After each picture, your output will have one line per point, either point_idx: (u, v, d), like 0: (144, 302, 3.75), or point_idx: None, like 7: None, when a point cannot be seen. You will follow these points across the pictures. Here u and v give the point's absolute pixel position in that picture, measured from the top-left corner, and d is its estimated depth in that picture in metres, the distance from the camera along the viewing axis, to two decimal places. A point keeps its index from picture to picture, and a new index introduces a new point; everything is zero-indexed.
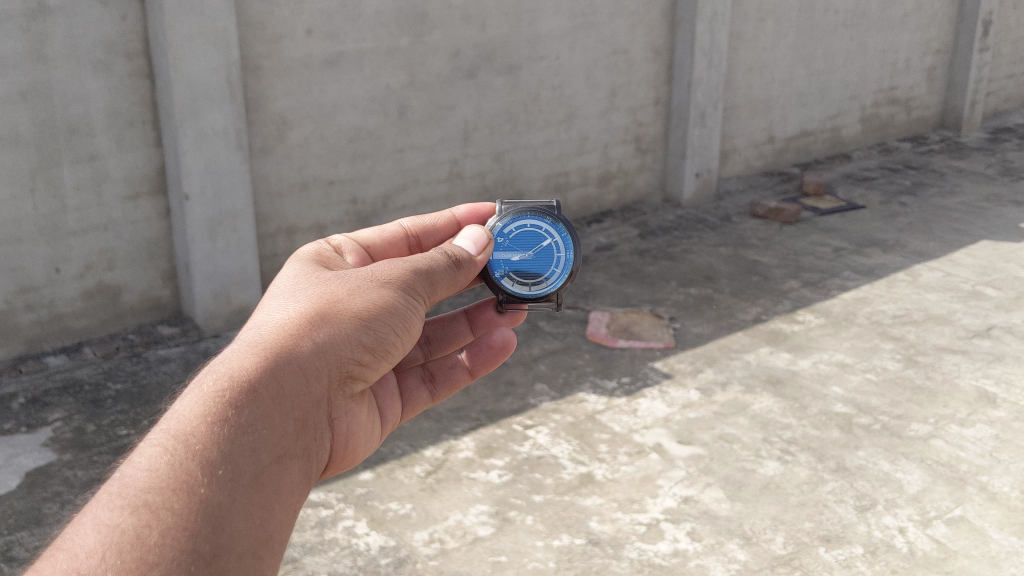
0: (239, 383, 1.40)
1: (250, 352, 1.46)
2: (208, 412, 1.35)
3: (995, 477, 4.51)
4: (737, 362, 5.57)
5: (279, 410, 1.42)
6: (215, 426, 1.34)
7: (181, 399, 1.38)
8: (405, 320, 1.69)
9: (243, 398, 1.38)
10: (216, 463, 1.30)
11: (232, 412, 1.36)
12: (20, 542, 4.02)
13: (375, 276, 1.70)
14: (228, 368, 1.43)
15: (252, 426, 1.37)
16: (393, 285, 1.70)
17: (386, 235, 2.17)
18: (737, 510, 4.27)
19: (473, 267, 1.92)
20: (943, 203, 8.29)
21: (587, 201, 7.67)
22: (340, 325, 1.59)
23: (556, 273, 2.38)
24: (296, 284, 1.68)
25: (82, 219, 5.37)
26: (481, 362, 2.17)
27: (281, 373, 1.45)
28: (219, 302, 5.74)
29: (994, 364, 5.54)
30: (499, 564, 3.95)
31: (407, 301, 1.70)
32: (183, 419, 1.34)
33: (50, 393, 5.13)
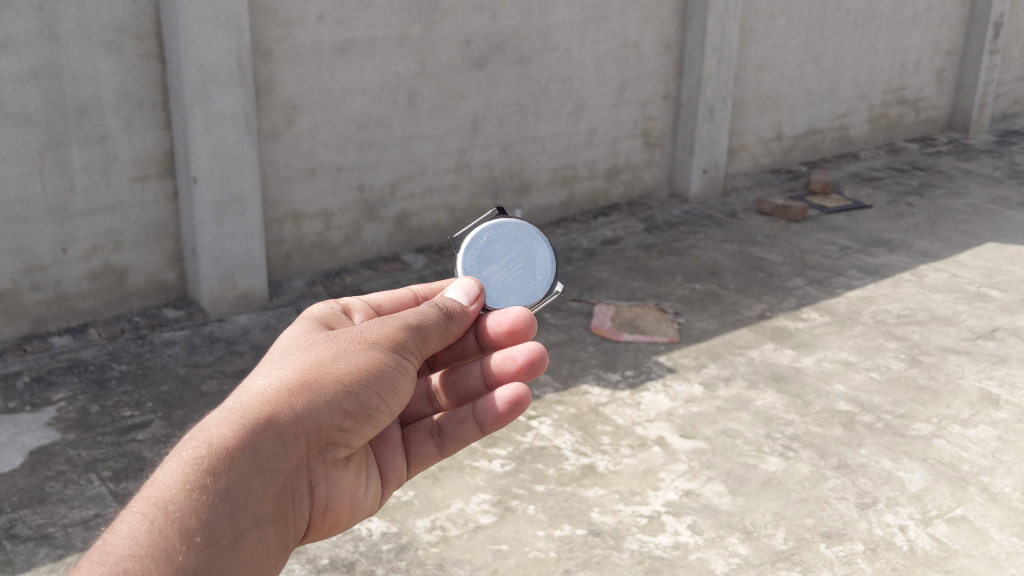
0: (216, 449, 1.40)
1: (231, 421, 1.46)
2: (187, 478, 1.35)
3: (998, 478, 4.51)
4: (741, 358, 5.57)
5: (256, 476, 1.42)
6: (194, 493, 1.34)
7: (161, 466, 1.38)
8: (392, 381, 1.66)
9: (222, 464, 1.38)
10: (194, 530, 1.31)
11: (211, 479, 1.36)
12: (23, 520, 4.03)
13: (362, 338, 1.68)
14: (208, 434, 1.43)
15: (229, 492, 1.37)
16: (381, 347, 1.68)
17: (396, 297, 2.06)
18: (738, 505, 4.27)
19: (462, 316, 1.87)
20: (950, 205, 8.29)
21: (594, 194, 7.67)
22: (321, 391, 1.57)
23: (512, 236, 2.27)
24: (287, 349, 1.66)
25: (90, 200, 5.37)
26: (492, 419, 1.94)
27: (260, 439, 1.45)
28: (224, 287, 5.75)
29: (998, 366, 5.54)
30: (500, 552, 3.96)
31: (396, 362, 1.68)
32: (163, 486, 1.34)
33: (54, 372, 5.15)
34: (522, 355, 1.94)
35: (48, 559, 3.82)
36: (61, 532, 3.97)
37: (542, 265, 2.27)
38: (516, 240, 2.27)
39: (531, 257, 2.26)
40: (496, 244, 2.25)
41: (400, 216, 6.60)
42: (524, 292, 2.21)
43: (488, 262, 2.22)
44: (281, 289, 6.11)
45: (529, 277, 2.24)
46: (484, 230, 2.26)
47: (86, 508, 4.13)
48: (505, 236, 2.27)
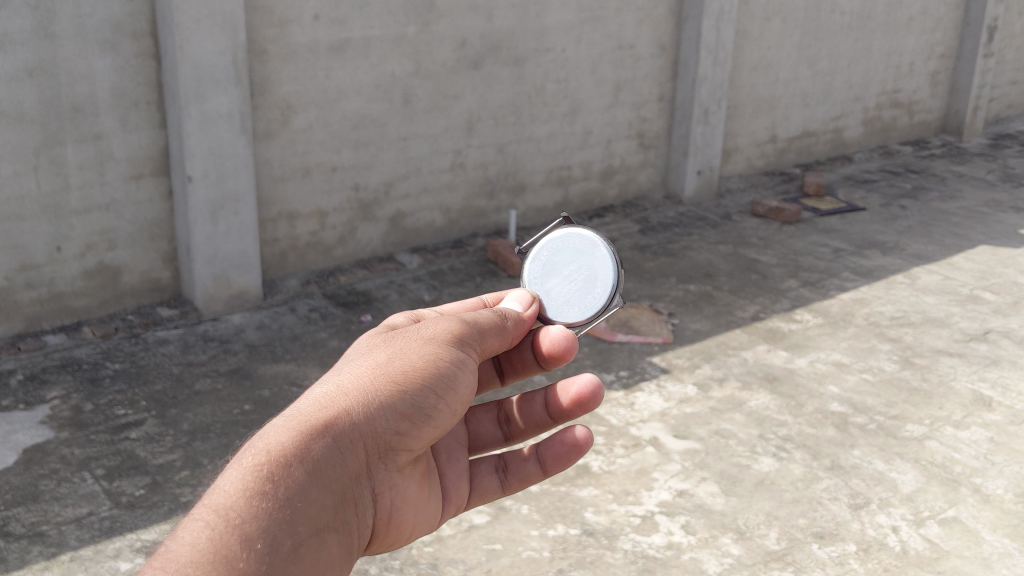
0: (274, 457, 1.38)
1: (290, 428, 1.44)
2: (245, 487, 1.34)
3: (989, 479, 4.53)
4: (734, 358, 5.59)
5: (316, 482, 1.40)
6: (253, 500, 1.32)
7: (220, 476, 1.37)
8: (450, 382, 1.63)
9: (281, 471, 1.37)
10: (254, 537, 1.29)
11: (270, 485, 1.35)
12: (17, 518, 4.03)
13: (418, 340, 1.66)
14: (266, 442, 1.41)
15: (290, 499, 1.36)
16: (437, 348, 1.65)
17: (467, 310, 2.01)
18: (732, 505, 4.28)
19: (519, 322, 1.85)
20: (944, 207, 8.31)
21: (589, 195, 7.69)
22: (377, 396, 1.54)
23: (574, 249, 2.27)
24: (344, 359, 1.64)
25: (85, 198, 5.37)
26: (552, 458, 1.93)
27: (318, 446, 1.43)
28: (219, 286, 5.76)
29: (991, 367, 5.56)
30: (493, 552, 3.96)
31: (452, 363, 1.65)
32: (224, 493, 1.33)
33: (48, 371, 5.14)
34: (576, 388, 1.91)
35: (41, 557, 3.82)
36: (54, 530, 3.97)
37: (605, 274, 2.23)
38: (582, 253, 2.26)
39: (595, 269, 2.24)
40: (560, 254, 2.26)
41: (395, 216, 6.61)
42: (584, 302, 2.17)
43: (552, 272, 2.23)
44: (275, 289, 6.12)
45: (590, 288, 2.20)
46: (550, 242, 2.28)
47: (80, 507, 4.13)
48: (568, 248, 2.27)
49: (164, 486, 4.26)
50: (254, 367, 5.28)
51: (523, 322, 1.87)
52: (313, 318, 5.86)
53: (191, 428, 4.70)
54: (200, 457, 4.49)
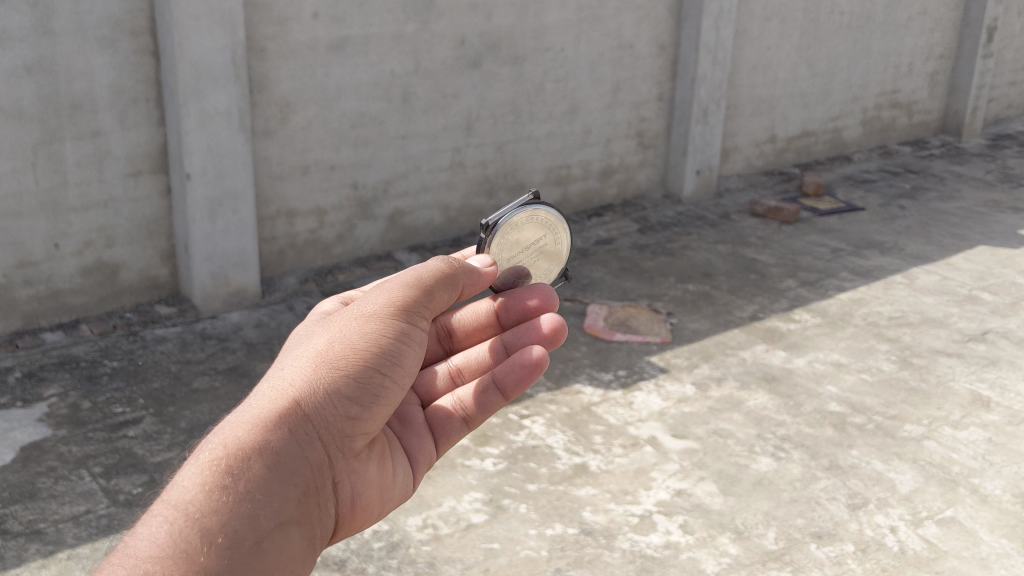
0: (232, 450, 1.51)
1: (249, 423, 1.57)
2: (204, 482, 1.47)
3: (987, 480, 4.53)
4: (733, 358, 5.58)
5: (274, 473, 1.53)
6: (211, 495, 1.46)
7: (183, 471, 1.50)
8: (395, 364, 1.72)
9: (239, 466, 1.50)
10: (215, 531, 1.44)
11: (227, 480, 1.48)
12: (14, 515, 4.03)
13: (362, 320, 1.75)
14: (224, 437, 1.53)
15: (247, 492, 1.49)
16: (381, 332, 1.73)
17: None
18: (729, 505, 4.28)
19: (465, 278, 1.90)
20: (943, 207, 8.32)
21: (588, 194, 7.69)
22: (329, 386, 1.64)
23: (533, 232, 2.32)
24: (295, 347, 1.75)
25: (83, 195, 5.36)
26: (512, 382, 1.95)
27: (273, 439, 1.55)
28: (216, 284, 5.75)
29: (989, 368, 5.56)
30: (491, 551, 3.96)
31: (397, 344, 1.73)
32: (183, 489, 1.47)
33: (46, 368, 5.14)
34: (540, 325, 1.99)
35: (39, 554, 3.82)
36: (52, 528, 3.97)
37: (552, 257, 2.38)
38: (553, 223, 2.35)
39: (555, 246, 2.37)
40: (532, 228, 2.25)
41: (393, 215, 6.60)
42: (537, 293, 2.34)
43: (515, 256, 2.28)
44: (273, 286, 6.11)
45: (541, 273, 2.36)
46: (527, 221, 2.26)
47: (77, 505, 4.12)
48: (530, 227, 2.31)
49: (162, 484, 4.26)
50: (252, 365, 5.28)
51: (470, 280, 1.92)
52: None
53: (189, 426, 4.69)
54: None
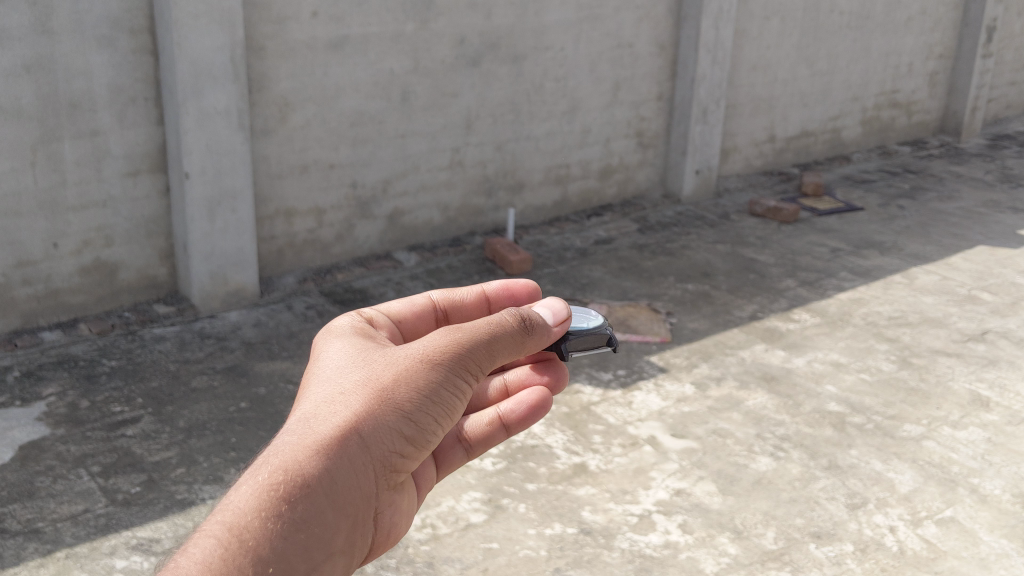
0: (295, 476, 1.41)
1: (310, 446, 1.46)
2: (263, 506, 1.37)
3: (987, 480, 4.53)
4: (732, 358, 5.58)
5: (330, 505, 1.44)
6: (268, 522, 1.36)
7: (237, 488, 1.39)
8: (452, 402, 1.64)
9: (299, 493, 1.40)
10: (266, 559, 1.33)
11: (287, 507, 1.38)
12: (12, 514, 4.02)
13: (420, 358, 1.63)
14: (283, 458, 1.43)
15: (303, 523, 1.39)
16: (446, 363, 1.64)
17: (415, 308, 2.00)
18: (729, 504, 4.28)
19: (545, 335, 1.80)
20: (942, 207, 8.31)
21: (588, 194, 7.69)
22: (389, 415, 1.56)
23: None
24: (346, 366, 1.64)
25: (82, 194, 5.35)
26: (517, 420, 1.90)
27: (334, 467, 1.46)
28: (215, 283, 5.74)
29: (989, 368, 5.55)
30: (490, 550, 3.95)
31: (458, 380, 1.64)
32: (238, 512, 1.36)
33: (44, 367, 5.13)
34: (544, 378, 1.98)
35: (37, 553, 3.81)
36: (50, 527, 3.96)
37: None
38: None
39: None
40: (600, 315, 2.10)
41: (393, 214, 6.60)
42: None
43: None
44: (272, 286, 6.10)
45: None
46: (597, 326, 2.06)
47: (76, 503, 4.12)
48: None
49: (160, 484, 4.25)
50: (250, 364, 5.27)
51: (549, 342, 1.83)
52: (310, 316, 5.85)
53: (187, 426, 4.69)
54: (196, 454, 4.48)
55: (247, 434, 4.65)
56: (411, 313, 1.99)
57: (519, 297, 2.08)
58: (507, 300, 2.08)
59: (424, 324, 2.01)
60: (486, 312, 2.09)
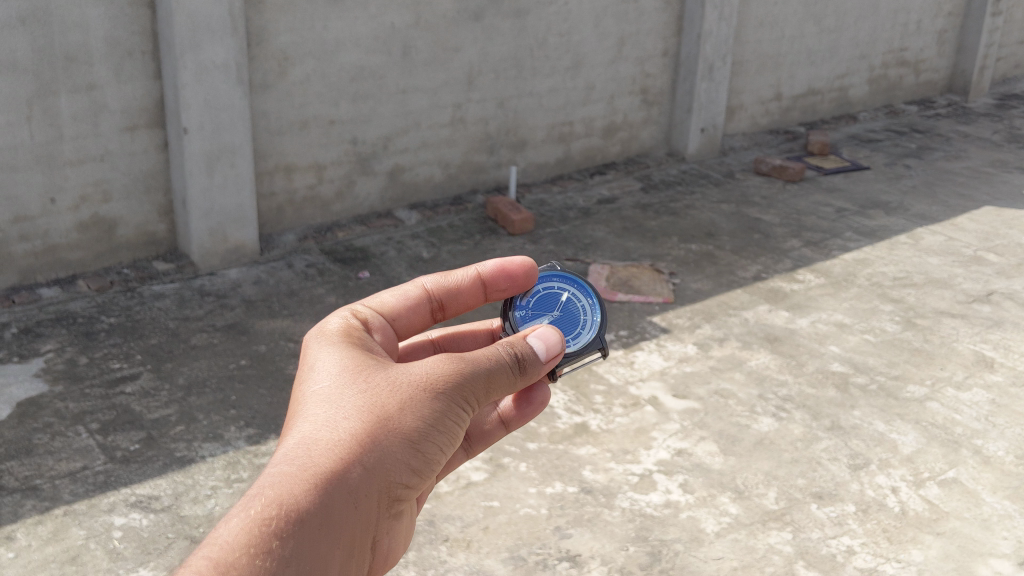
0: (291, 511, 1.43)
1: (308, 477, 1.49)
2: (254, 539, 1.37)
3: (990, 441, 4.50)
4: (735, 318, 5.54)
5: (325, 538, 1.46)
6: (260, 556, 1.37)
7: (229, 520, 1.40)
8: (451, 432, 1.70)
9: (293, 527, 1.42)
10: None
11: (280, 541, 1.39)
12: (9, 471, 4.00)
13: (418, 386, 1.69)
14: (280, 490, 1.45)
15: (296, 555, 1.41)
16: (444, 395, 1.69)
17: (411, 301, 2.01)
18: (730, 464, 4.26)
19: (536, 371, 1.87)
20: (949, 167, 8.23)
21: (591, 152, 7.63)
22: (389, 447, 1.60)
23: (556, 288, 2.46)
24: (342, 388, 1.66)
25: (79, 149, 5.29)
26: (516, 418, 2.13)
27: (330, 501, 1.48)
28: (214, 240, 5.70)
29: (994, 329, 5.51)
30: (490, 509, 3.94)
31: (454, 413, 1.70)
32: (229, 543, 1.36)
33: (42, 324, 5.10)
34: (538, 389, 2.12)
35: (35, 510, 3.80)
36: (48, 484, 3.94)
37: (553, 295, 2.45)
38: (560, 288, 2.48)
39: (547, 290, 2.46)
40: (586, 333, 2.40)
41: (393, 171, 6.54)
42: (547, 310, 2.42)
43: (542, 307, 2.41)
44: (272, 243, 6.06)
45: (549, 305, 2.43)
46: (591, 340, 2.39)
47: (74, 460, 4.10)
48: (553, 295, 2.45)
49: (159, 441, 4.23)
50: (250, 322, 5.23)
51: (540, 373, 1.88)
52: (310, 274, 5.80)
53: (187, 383, 4.66)
54: (195, 412, 4.46)
55: (247, 392, 4.63)
56: (407, 306, 2.00)
57: (514, 275, 2.14)
58: (502, 279, 2.12)
59: (420, 314, 2.02)
60: (480, 294, 2.12)
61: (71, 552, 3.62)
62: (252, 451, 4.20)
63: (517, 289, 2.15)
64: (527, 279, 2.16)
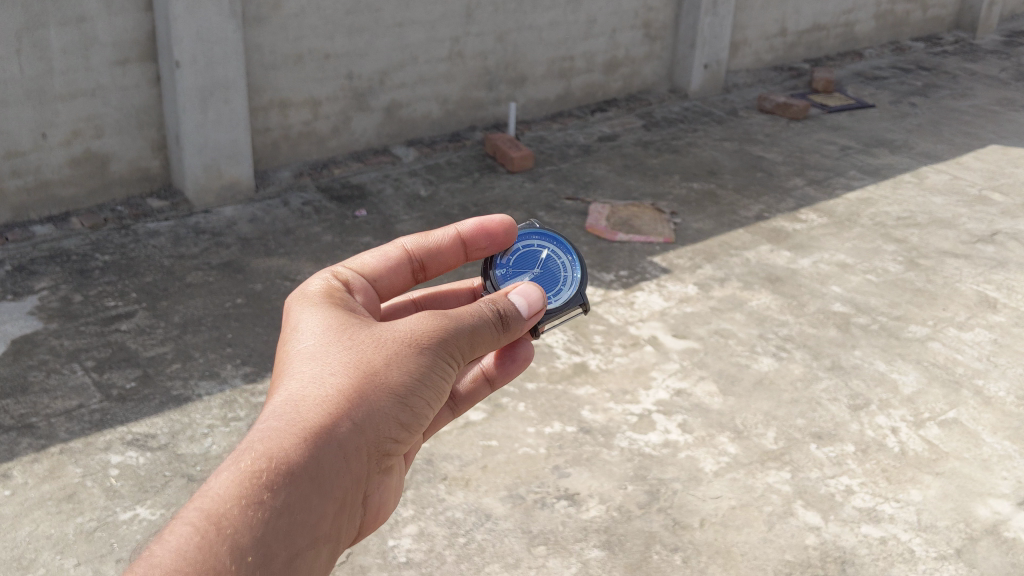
0: (279, 465, 1.42)
1: (296, 431, 1.47)
2: (242, 493, 1.37)
3: (991, 381, 4.47)
4: (737, 258, 5.48)
5: (315, 492, 1.45)
6: (248, 509, 1.36)
7: (218, 474, 1.39)
8: (437, 386, 1.68)
9: (281, 481, 1.41)
10: (246, 549, 1.33)
11: (268, 495, 1.39)
12: (5, 409, 3.97)
13: (405, 340, 1.66)
14: (268, 444, 1.44)
15: (284, 508, 1.40)
16: (431, 349, 1.67)
17: (391, 262, 1.99)
18: (729, 404, 4.23)
19: (521, 326, 1.84)
20: (955, 105, 8.11)
21: (592, 88, 7.51)
22: (377, 401, 1.59)
23: (535, 245, 2.41)
24: (327, 345, 1.64)
25: (70, 83, 5.18)
26: (501, 375, 2.10)
27: (319, 455, 1.47)
28: (209, 176, 5.63)
29: (997, 269, 5.46)
30: (489, 448, 3.91)
31: (441, 368, 1.68)
32: (217, 498, 1.36)
33: (36, 261, 5.04)
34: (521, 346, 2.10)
35: (31, 449, 3.78)
36: (44, 422, 3.92)
37: (534, 253, 2.40)
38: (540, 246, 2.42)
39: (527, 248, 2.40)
40: (567, 290, 2.35)
41: (390, 106, 6.44)
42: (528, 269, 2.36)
43: (522, 267, 2.36)
44: (267, 180, 5.98)
45: (529, 263, 2.37)
46: (573, 297, 2.34)
47: (70, 398, 4.07)
48: (533, 253, 2.39)
49: (156, 380, 4.20)
50: (247, 260, 5.18)
51: (524, 329, 1.85)
52: (306, 211, 5.74)
53: (183, 321, 4.62)
54: (191, 350, 4.42)
55: (243, 330, 4.59)
56: (388, 266, 1.98)
57: (493, 233, 2.11)
58: (481, 237, 2.10)
59: (402, 275, 2.00)
60: (460, 253, 2.09)
61: (68, 490, 3.60)
62: (249, 390, 4.18)
63: (496, 248, 2.13)
64: (506, 237, 2.14)
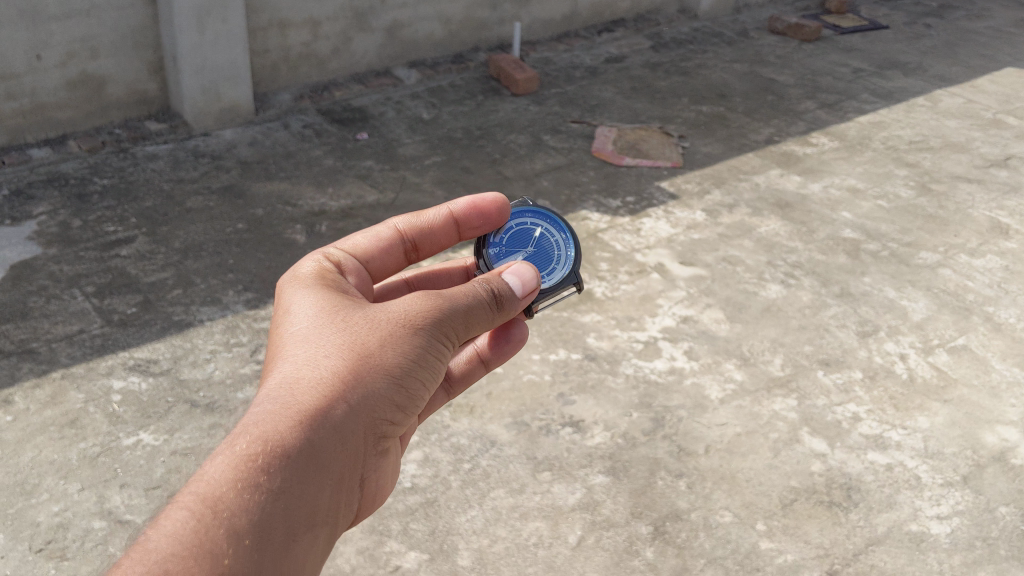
0: (274, 448, 1.40)
1: (292, 415, 1.46)
2: (238, 478, 1.35)
3: (1002, 308, 4.41)
4: (746, 184, 5.38)
5: (311, 475, 1.43)
6: (244, 493, 1.35)
7: (212, 460, 1.38)
8: (432, 367, 1.66)
9: (277, 464, 1.39)
10: (243, 532, 1.32)
11: (264, 478, 1.37)
12: (5, 334, 3.93)
13: (399, 321, 1.64)
14: (262, 428, 1.42)
15: (281, 491, 1.39)
16: (426, 329, 1.65)
17: (384, 243, 1.98)
18: (737, 331, 4.18)
19: (516, 305, 1.82)
20: (971, 27, 7.92)
21: (599, 8, 7.34)
22: (372, 383, 1.57)
23: (530, 222, 2.33)
24: (321, 327, 1.62)
25: (64, 3, 5.03)
26: (496, 356, 2.09)
27: (314, 437, 1.45)
28: (207, 98, 5.52)
29: (1010, 195, 5.36)
30: (493, 375, 3.87)
31: (436, 348, 1.66)
32: (213, 483, 1.34)
33: (34, 186, 4.97)
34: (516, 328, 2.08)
35: (32, 374, 3.75)
36: (44, 347, 3.88)
37: (528, 231, 2.32)
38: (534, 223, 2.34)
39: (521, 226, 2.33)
40: (559, 270, 2.29)
41: (392, 27, 6.29)
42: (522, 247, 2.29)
43: (516, 245, 2.29)
44: (267, 103, 5.87)
45: (523, 241, 2.30)
46: (566, 277, 2.27)
47: (71, 324, 4.03)
48: (527, 229, 2.32)
49: (156, 305, 4.16)
50: (247, 185, 5.10)
51: (519, 308, 1.83)
52: (307, 135, 5.64)
53: (183, 247, 4.56)
54: (192, 275, 4.37)
55: (245, 255, 4.53)
56: (380, 247, 1.97)
57: (486, 212, 2.11)
58: (474, 216, 2.10)
59: (394, 255, 1.99)
60: (453, 233, 2.09)
61: (70, 415, 3.57)
62: (250, 316, 4.13)
63: (490, 227, 2.14)
64: (499, 216, 2.14)
